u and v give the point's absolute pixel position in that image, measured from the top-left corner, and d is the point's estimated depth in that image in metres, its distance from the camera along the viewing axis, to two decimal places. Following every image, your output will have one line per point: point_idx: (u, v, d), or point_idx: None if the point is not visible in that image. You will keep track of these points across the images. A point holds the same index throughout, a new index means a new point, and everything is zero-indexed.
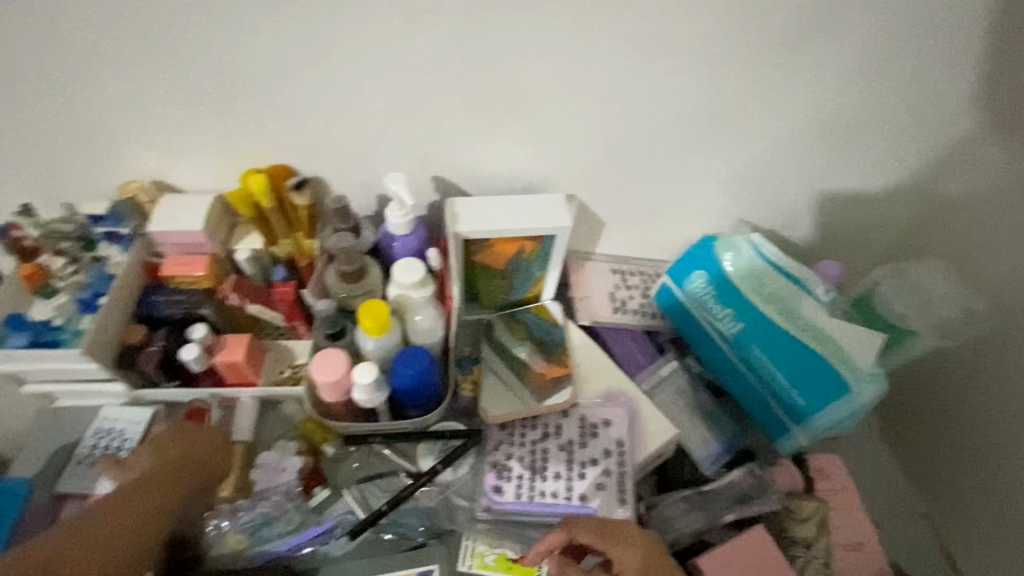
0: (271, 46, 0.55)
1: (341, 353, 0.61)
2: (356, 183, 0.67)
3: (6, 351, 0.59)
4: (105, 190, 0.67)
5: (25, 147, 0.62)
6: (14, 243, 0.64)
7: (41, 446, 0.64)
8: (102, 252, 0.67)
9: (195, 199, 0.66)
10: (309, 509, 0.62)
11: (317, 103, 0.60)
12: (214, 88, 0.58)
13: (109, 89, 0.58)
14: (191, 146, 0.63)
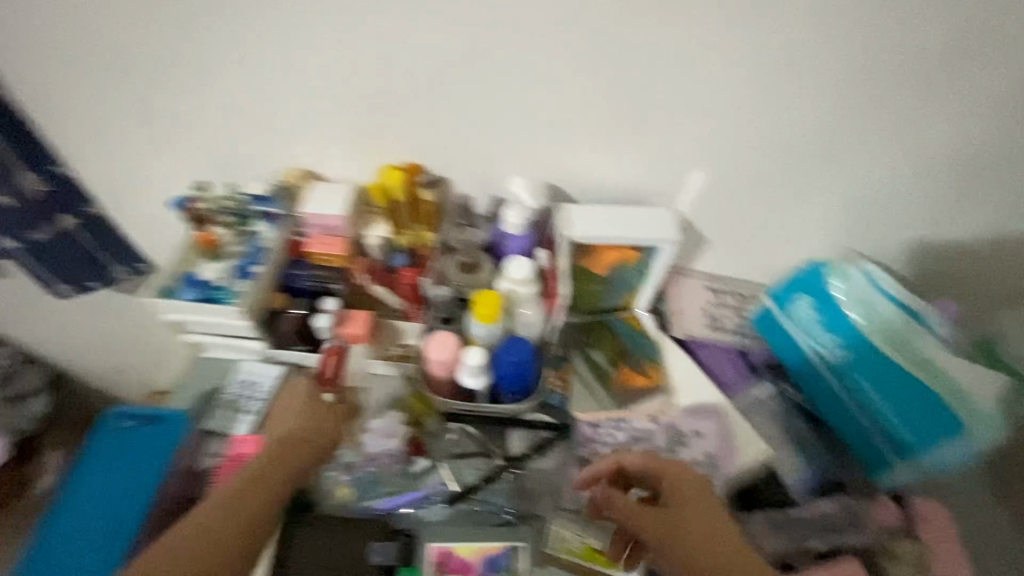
0: (433, 58, 0.63)
1: (452, 336, 0.67)
2: (478, 183, 0.74)
3: (180, 302, 0.68)
4: (262, 174, 0.76)
5: (207, 131, 0.72)
6: (193, 213, 0.74)
7: (191, 387, 0.75)
8: (255, 227, 0.75)
9: (339, 187, 0.74)
10: (411, 475, 0.67)
11: (461, 110, 0.67)
12: (376, 89, 0.66)
13: (289, 85, 0.67)
14: (342, 141, 0.72)
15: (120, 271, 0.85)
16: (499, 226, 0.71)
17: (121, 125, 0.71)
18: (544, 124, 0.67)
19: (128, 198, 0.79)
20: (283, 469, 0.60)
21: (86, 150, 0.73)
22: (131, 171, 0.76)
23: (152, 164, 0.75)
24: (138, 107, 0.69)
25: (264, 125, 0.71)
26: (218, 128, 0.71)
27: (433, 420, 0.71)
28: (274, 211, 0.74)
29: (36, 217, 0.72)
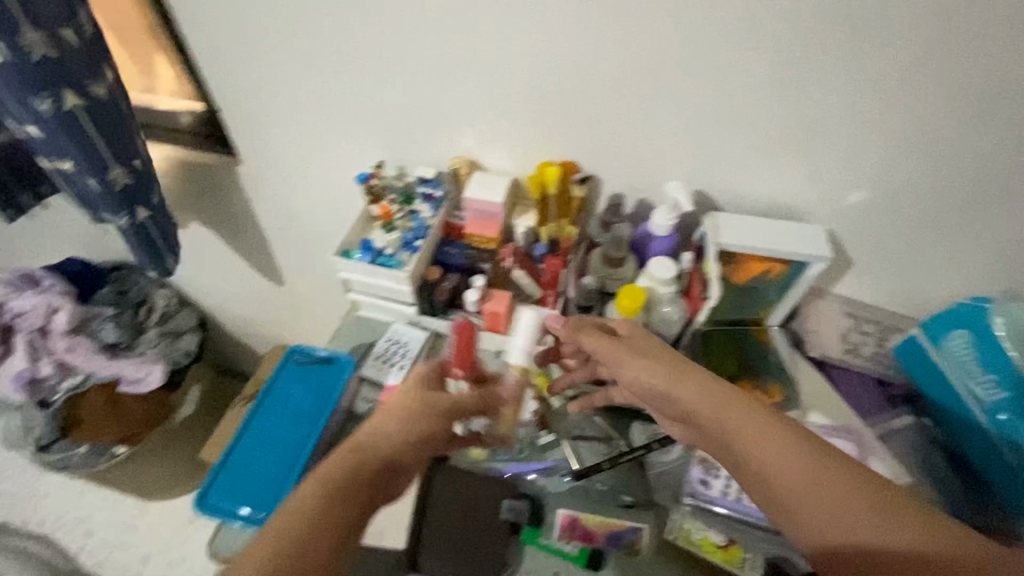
0: (611, 66, 0.67)
1: (588, 323, 0.70)
2: (628, 186, 0.78)
3: (357, 262, 0.78)
4: (428, 160, 0.85)
5: (386, 118, 0.81)
6: (370, 187, 0.83)
7: (348, 339, 0.85)
8: (416, 207, 0.83)
9: (497, 177, 0.80)
10: (536, 446, 0.72)
11: (626, 114, 0.71)
12: (546, 92, 0.71)
13: (467, 83, 0.73)
14: (505, 136, 0.78)
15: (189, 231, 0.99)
16: (646, 227, 0.75)
17: (319, 105, 0.82)
18: (705, 132, 0.70)
19: (314, 165, 0.91)
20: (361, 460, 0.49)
21: (289, 121, 0.86)
22: (319, 143, 0.87)
23: (335, 140, 0.86)
24: (334, 89, 0.79)
25: (436, 115, 0.78)
26: (396, 115, 0.80)
27: (558, 398, 0.74)
28: (436, 194, 0.83)
29: (152, 185, 0.87)
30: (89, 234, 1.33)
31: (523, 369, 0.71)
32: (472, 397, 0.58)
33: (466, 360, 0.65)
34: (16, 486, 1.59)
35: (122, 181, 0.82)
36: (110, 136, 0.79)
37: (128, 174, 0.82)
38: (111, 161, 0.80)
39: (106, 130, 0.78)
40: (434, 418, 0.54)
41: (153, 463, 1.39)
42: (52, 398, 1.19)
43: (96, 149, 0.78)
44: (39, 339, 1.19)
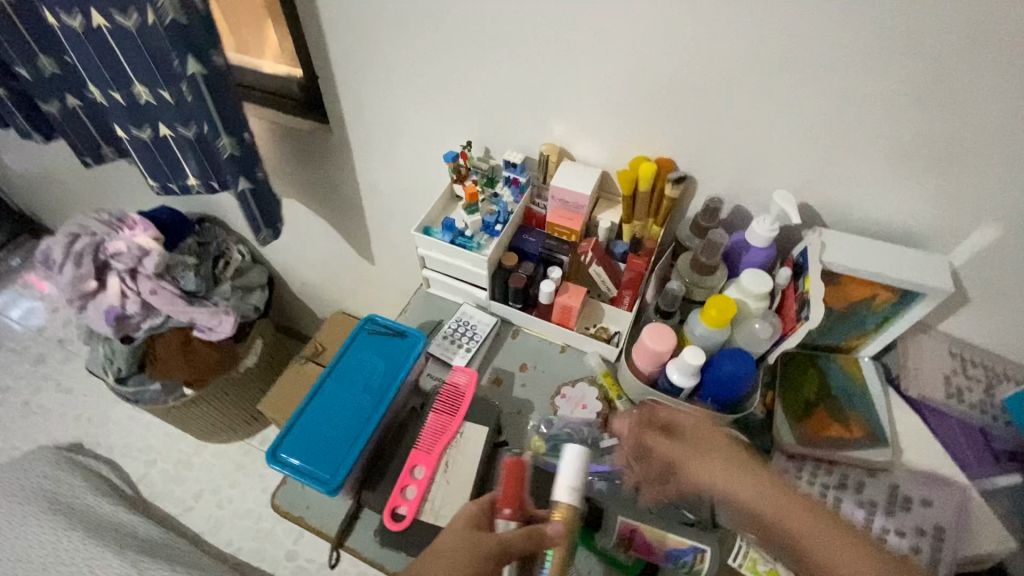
0: (727, 66, 0.63)
1: (670, 331, 0.67)
2: (725, 191, 0.74)
3: (438, 240, 0.78)
4: (515, 146, 0.83)
5: (480, 101, 0.80)
6: (458, 166, 0.82)
7: (418, 314, 0.87)
8: (499, 190, 0.83)
9: (587, 169, 0.78)
10: (599, 448, 0.71)
11: (735, 118, 0.67)
12: (652, 87, 0.68)
13: (568, 72, 0.71)
14: (600, 129, 0.75)
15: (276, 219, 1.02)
16: (740, 236, 0.70)
17: (415, 82, 0.82)
18: (821, 144, 0.65)
19: (401, 139, 0.92)
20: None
21: (383, 95, 0.86)
22: (410, 119, 0.88)
23: (426, 118, 0.86)
24: (431, 68, 0.79)
25: (531, 102, 0.76)
26: (489, 98, 0.78)
27: (625, 403, 0.74)
28: (521, 179, 0.81)
29: (255, 157, 0.91)
30: None
31: (571, 510, 0.57)
32: (520, 536, 0.54)
33: (516, 500, 0.59)
34: (93, 410, 1.73)
35: (229, 150, 0.86)
36: (219, 107, 0.81)
37: (234, 144, 0.85)
38: (221, 130, 0.83)
39: (216, 103, 0.81)
40: (476, 560, 0.52)
41: (213, 409, 1.43)
42: (134, 334, 1.28)
43: (187, 113, 0.81)
44: (128, 279, 1.26)
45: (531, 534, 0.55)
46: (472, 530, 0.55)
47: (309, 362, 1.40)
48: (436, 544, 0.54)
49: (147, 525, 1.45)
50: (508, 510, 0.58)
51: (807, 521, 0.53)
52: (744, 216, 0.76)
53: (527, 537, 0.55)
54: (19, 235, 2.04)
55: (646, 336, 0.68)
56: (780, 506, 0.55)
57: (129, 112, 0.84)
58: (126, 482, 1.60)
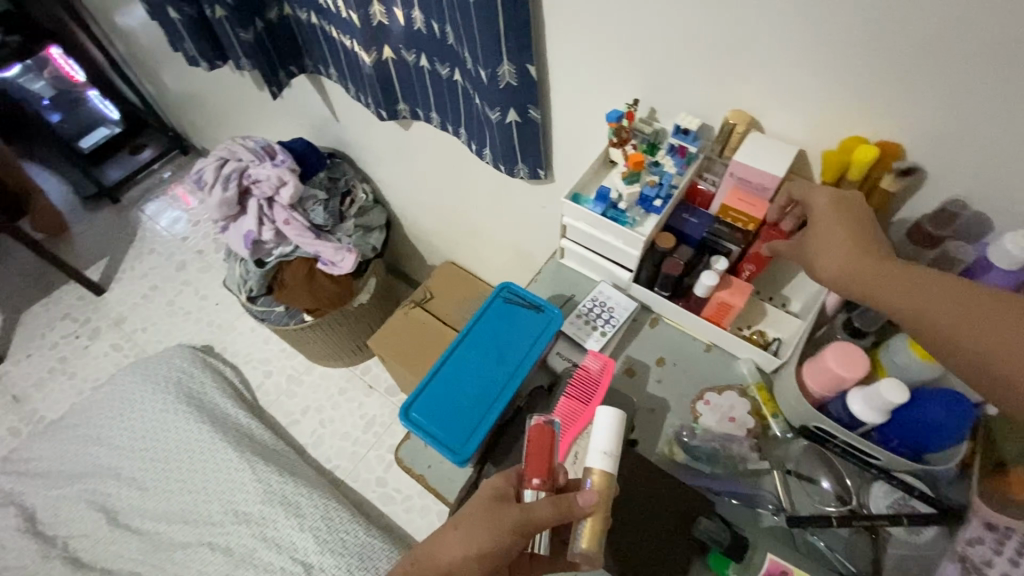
0: (1011, 39, 0.48)
1: (859, 350, 0.57)
2: (959, 191, 0.59)
3: (588, 211, 0.70)
4: (684, 111, 0.72)
5: (648, 56, 0.70)
6: (621, 131, 0.72)
7: (550, 286, 0.82)
8: (659, 158, 0.73)
9: (778, 146, 0.66)
10: (745, 470, 0.64)
11: (1008, 103, 0.51)
12: (877, 55, 0.55)
13: (766, 28, 0.59)
14: (797, 100, 0.63)
15: (521, 171, 0.95)
16: (985, 252, 0.57)
17: (576, 29, 0.74)
18: None
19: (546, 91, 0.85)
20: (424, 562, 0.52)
21: (541, 43, 0.78)
22: (568, 70, 0.80)
23: (589, 68, 0.77)
24: (608, 16, 0.69)
25: (721, 64, 0.65)
26: (662, 55, 0.68)
27: (780, 424, 0.65)
28: (690, 149, 0.70)
29: (538, 90, 0.82)
30: (316, 120, 1.44)
31: (605, 478, 0.55)
32: (546, 507, 0.52)
33: (544, 468, 0.56)
34: (223, 318, 1.90)
35: (508, 78, 0.78)
36: (510, 33, 0.72)
37: (515, 73, 0.77)
38: (505, 58, 0.75)
39: (508, 30, 0.72)
40: (500, 535, 0.51)
41: (327, 337, 1.50)
42: (267, 259, 1.37)
43: (370, 36, 0.94)
44: (266, 207, 1.34)
45: (557, 503, 0.52)
46: (496, 501, 0.54)
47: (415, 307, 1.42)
48: (458, 515, 0.54)
49: (262, 431, 1.59)
50: (537, 481, 0.55)
51: (961, 306, 0.47)
52: (979, 226, 0.60)
53: (555, 507, 0.52)
54: (172, 149, 2.24)
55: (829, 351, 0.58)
56: (928, 297, 0.49)
57: (334, 20, 0.99)
58: (246, 388, 1.76)
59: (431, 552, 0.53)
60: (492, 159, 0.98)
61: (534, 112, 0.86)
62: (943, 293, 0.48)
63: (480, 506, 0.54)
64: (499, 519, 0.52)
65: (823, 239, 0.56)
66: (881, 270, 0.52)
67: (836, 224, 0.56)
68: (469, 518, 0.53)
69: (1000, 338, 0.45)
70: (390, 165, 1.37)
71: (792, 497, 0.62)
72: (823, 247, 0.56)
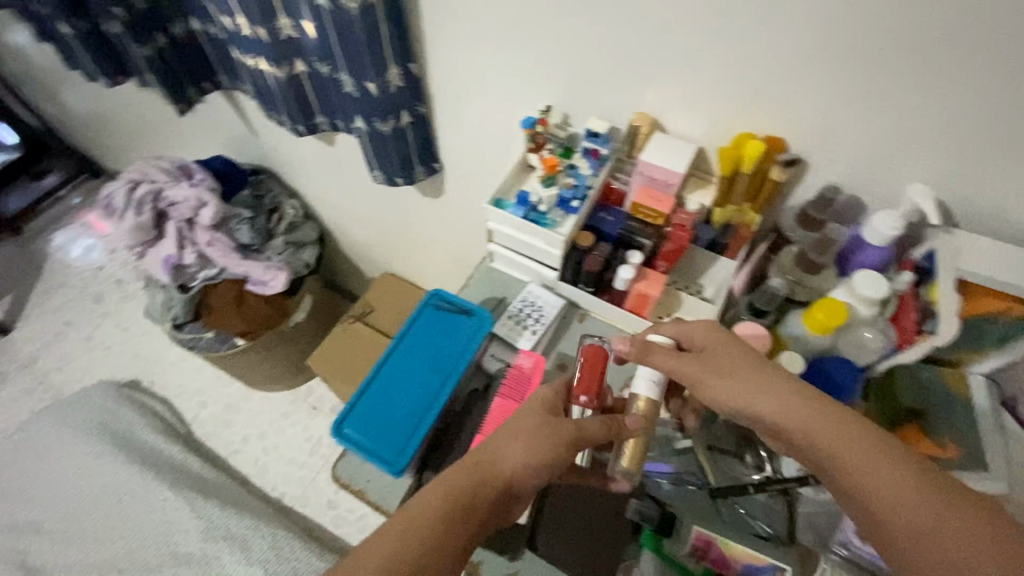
0: (850, 41, 0.55)
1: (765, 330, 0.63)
2: (838, 175, 0.66)
3: (509, 215, 0.72)
4: (596, 115, 0.76)
5: (555, 62, 0.73)
6: (536, 136, 0.76)
7: (482, 290, 0.83)
8: (575, 162, 0.77)
9: (681, 144, 0.71)
10: (672, 449, 0.68)
11: (874, 98, 0.58)
12: (749, 58, 0.61)
13: (654, 35, 0.64)
14: (692, 101, 0.68)
15: (420, 170, 1.01)
16: (858, 232, 0.64)
17: (485, 37, 0.77)
18: (945, 131, 0.57)
19: (429, 94, 0.91)
20: (485, 476, 0.51)
21: (417, 57, 0.86)
22: (484, 77, 0.82)
23: (508, 75, 0.80)
24: (521, 23, 0.72)
25: (621, 68, 0.69)
26: (568, 63, 0.72)
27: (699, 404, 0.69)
28: (602, 151, 0.74)
29: (422, 90, 0.90)
30: (236, 136, 1.39)
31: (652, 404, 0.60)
32: (600, 425, 0.56)
33: (591, 390, 0.61)
34: (149, 349, 1.79)
35: (396, 83, 0.84)
36: (393, 40, 0.79)
37: (402, 75, 0.83)
38: (391, 62, 0.81)
39: (391, 36, 0.79)
40: (559, 448, 0.54)
41: (262, 361, 1.46)
42: (191, 284, 1.30)
43: (282, 51, 0.96)
44: (187, 229, 1.27)
45: (610, 425, 0.57)
46: (549, 417, 0.56)
47: (356, 322, 1.40)
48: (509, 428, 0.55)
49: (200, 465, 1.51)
50: (585, 398, 0.60)
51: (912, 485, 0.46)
52: (854, 209, 0.67)
53: (606, 426, 0.57)
54: (80, 173, 2.08)
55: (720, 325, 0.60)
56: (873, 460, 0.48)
57: (239, 40, 0.97)
58: (179, 421, 1.67)
59: (480, 466, 0.51)
60: (384, 175, 1.00)
61: (421, 108, 0.92)
62: (890, 459, 0.47)
63: (535, 422, 0.55)
64: (560, 433, 0.54)
65: (711, 363, 0.57)
66: (823, 416, 0.52)
67: (721, 348, 0.58)
68: (526, 431, 0.54)
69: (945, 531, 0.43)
70: (318, 178, 1.34)
71: (714, 470, 0.66)
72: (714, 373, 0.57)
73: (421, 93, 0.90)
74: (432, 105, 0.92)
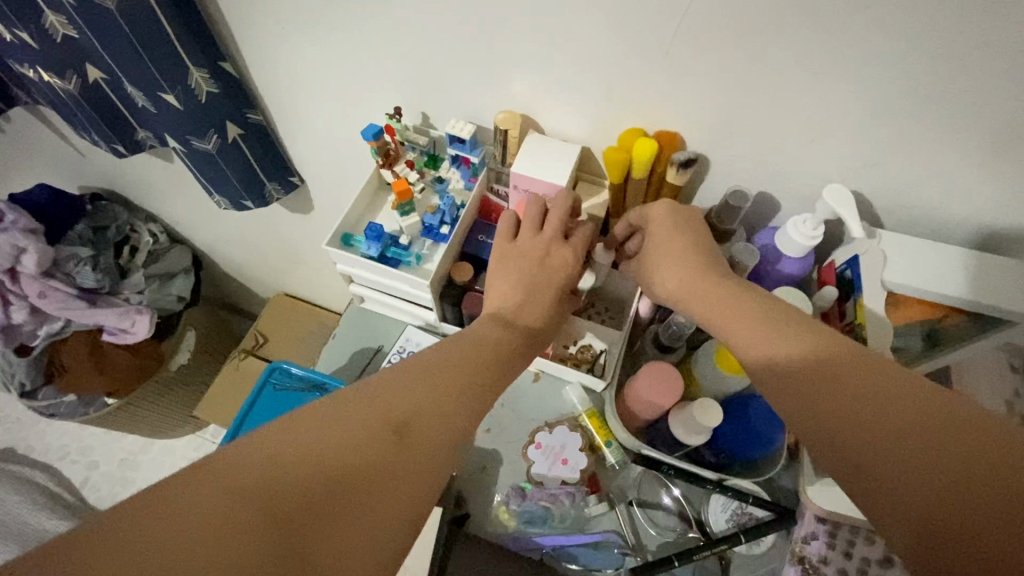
0: (742, 11, 0.42)
1: (672, 370, 0.52)
2: (745, 172, 0.55)
3: (360, 258, 0.57)
4: (460, 115, 0.61)
5: (397, 51, 0.57)
6: (382, 146, 0.61)
7: (351, 340, 0.68)
8: (443, 173, 0.65)
9: (562, 147, 0.57)
10: (585, 514, 0.57)
11: (780, 84, 0.46)
12: (625, 37, 0.47)
13: (505, 13, 0.49)
14: (565, 91, 0.54)
15: (274, 188, 0.83)
16: (772, 240, 0.54)
17: (304, 24, 0.59)
18: (862, 116, 0.46)
19: (260, 97, 0.72)
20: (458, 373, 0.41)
21: (231, 53, 0.67)
22: (319, 73, 0.65)
23: (349, 72, 0.63)
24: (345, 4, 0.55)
25: (474, 55, 0.54)
26: (412, 53, 0.57)
27: (615, 453, 0.58)
28: (473, 159, 0.60)
29: (249, 95, 0.71)
30: (59, 158, 1.13)
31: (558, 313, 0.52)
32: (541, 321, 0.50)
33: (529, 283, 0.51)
34: (18, 411, 1.53)
35: (205, 89, 0.65)
36: (185, 36, 0.60)
37: (211, 80, 0.64)
38: (190, 63, 0.62)
39: (182, 33, 0.60)
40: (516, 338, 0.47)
41: (148, 414, 1.28)
42: (31, 344, 1.08)
43: (59, 56, 0.73)
44: (9, 282, 1.03)
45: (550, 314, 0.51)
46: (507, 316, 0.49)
47: (249, 356, 1.22)
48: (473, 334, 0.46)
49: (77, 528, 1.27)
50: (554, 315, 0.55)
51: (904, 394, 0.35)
52: (765, 210, 0.58)
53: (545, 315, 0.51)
54: None
55: (668, 212, 0.50)
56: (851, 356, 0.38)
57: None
58: (66, 489, 1.44)
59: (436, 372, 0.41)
60: (228, 201, 0.81)
61: (256, 115, 0.74)
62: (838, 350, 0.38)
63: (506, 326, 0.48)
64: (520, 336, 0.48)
65: (659, 248, 0.50)
66: (770, 314, 0.42)
67: (672, 239, 0.49)
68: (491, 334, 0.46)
69: (906, 431, 0.33)
70: (172, 200, 1.12)
71: (636, 530, 0.57)
72: (662, 258, 0.49)
73: (250, 98, 0.71)
74: (268, 111, 0.74)
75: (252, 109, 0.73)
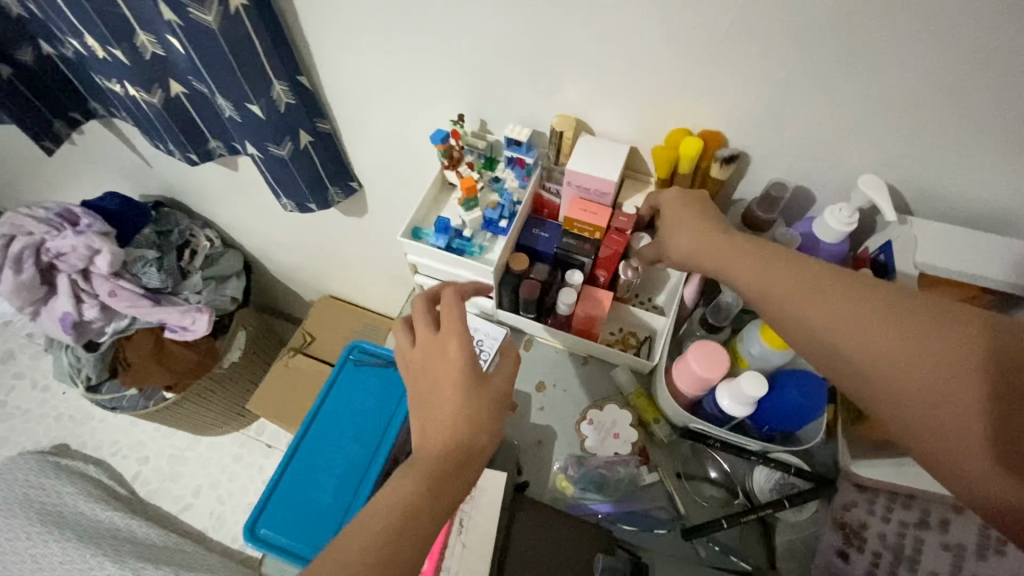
0: (783, 21, 0.47)
1: (720, 348, 0.57)
2: (782, 167, 0.60)
3: (429, 248, 0.64)
4: (516, 119, 0.67)
5: (462, 62, 0.64)
6: (448, 151, 0.67)
7: None
8: (499, 173, 0.70)
9: (612, 146, 0.63)
10: (637, 484, 0.62)
11: (818, 85, 0.51)
12: (675, 46, 0.53)
13: (566, 27, 0.55)
14: (616, 96, 0.60)
15: (335, 192, 0.90)
16: (809, 228, 0.59)
17: (378, 40, 0.66)
18: (893, 113, 0.51)
19: (328, 107, 0.79)
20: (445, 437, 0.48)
21: (307, 67, 0.74)
22: (386, 84, 0.72)
23: (414, 83, 0.70)
24: (419, 22, 0.61)
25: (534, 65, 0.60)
26: (475, 65, 0.63)
27: (663, 428, 0.63)
28: (527, 160, 0.65)
29: (319, 105, 0.78)
30: (126, 168, 1.22)
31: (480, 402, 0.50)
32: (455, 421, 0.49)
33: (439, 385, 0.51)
34: (73, 409, 1.62)
35: (285, 100, 0.72)
36: (272, 52, 0.67)
37: (290, 91, 0.71)
38: (274, 76, 0.69)
39: (270, 50, 0.67)
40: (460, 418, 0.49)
41: (201, 409, 1.35)
42: (99, 339, 1.16)
43: (149, 73, 0.82)
44: (81, 280, 1.12)
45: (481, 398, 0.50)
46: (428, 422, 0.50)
47: (297, 354, 1.29)
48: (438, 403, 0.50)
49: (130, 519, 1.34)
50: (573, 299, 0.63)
51: (915, 345, 0.41)
52: (802, 202, 0.63)
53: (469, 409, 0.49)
54: None
55: (675, 196, 0.57)
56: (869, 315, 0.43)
57: (94, 64, 0.82)
58: (118, 482, 1.51)
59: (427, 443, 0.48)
60: (294, 203, 0.89)
61: (323, 124, 0.81)
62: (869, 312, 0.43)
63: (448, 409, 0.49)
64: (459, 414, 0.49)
65: (672, 217, 0.56)
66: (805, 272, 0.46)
67: (683, 210, 0.55)
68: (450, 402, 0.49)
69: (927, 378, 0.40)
70: (228, 206, 1.20)
71: (684, 501, 0.61)
72: (676, 224, 0.55)
73: (320, 107, 0.78)
74: (334, 120, 0.81)
75: (321, 118, 0.80)
